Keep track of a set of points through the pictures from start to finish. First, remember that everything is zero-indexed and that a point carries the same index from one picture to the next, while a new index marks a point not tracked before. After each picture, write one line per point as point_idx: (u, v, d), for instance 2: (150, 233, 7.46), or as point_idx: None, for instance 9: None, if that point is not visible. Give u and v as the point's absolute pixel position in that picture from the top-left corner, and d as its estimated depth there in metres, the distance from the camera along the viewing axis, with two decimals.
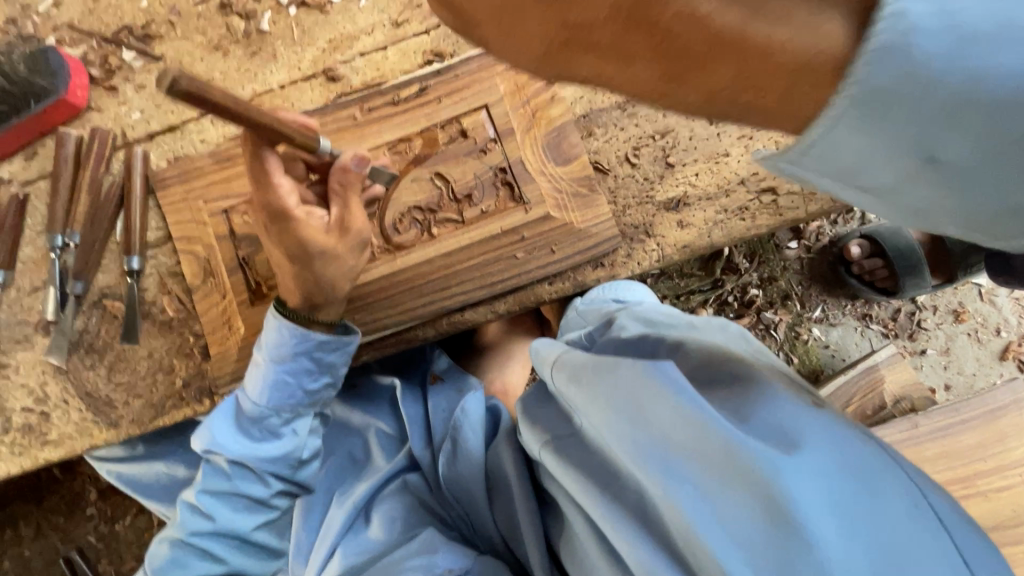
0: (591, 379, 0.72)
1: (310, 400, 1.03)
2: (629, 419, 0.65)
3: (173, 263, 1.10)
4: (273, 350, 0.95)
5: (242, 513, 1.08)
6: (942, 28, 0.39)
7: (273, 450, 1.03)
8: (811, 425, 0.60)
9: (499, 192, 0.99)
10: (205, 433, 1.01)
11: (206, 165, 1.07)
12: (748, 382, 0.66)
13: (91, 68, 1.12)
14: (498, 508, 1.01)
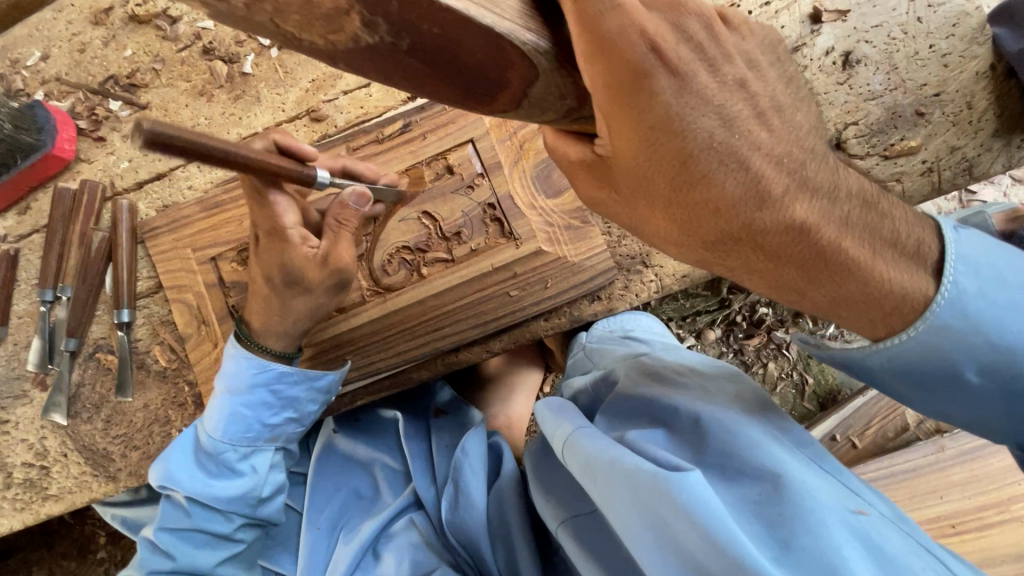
0: (605, 482, 0.61)
1: (270, 435, 0.96)
2: (656, 546, 0.55)
3: (166, 312, 1.10)
4: (229, 380, 0.92)
5: (200, 552, 0.93)
6: (978, 299, 0.58)
7: (231, 485, 0.93)
8: (862, 555, 0.49)
9: (488, 228, 0.96)
10: (160, 467, 0.94)
11: (194, 213, 1.05)
12: (784, 491, 0.55)
13: (80, 120, 1.12)
14: (501, 555, 0.96)
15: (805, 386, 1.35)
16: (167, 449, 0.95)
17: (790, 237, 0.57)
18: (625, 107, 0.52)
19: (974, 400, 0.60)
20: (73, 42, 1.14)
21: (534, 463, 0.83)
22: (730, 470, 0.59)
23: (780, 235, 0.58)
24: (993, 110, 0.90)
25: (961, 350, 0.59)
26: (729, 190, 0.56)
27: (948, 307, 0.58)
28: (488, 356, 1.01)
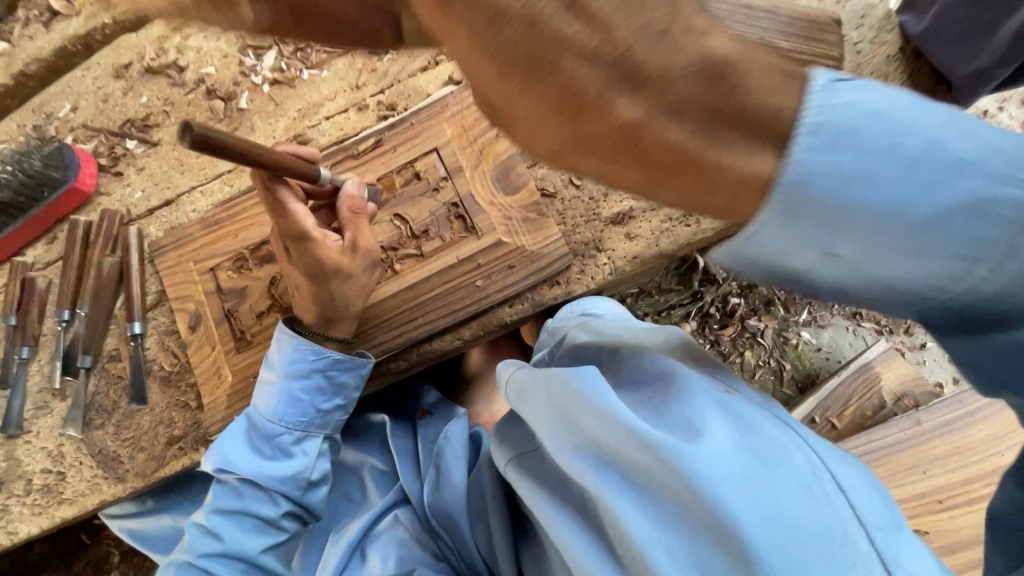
0: (529, 391, 0.71)
1: (320, 422, 1.03)
2: (562, 426, 0.64)
3: (171, 323, 1.21)
4: (287, 365, 0.99)
5: (249, 535, 0.98)
6: (832, 157, 0.40)
7: (288, 470, 1.00)
8: (717, 412, 0.57)
9: (453, 225, 1.06)
10: (217, 453, 1.00)
11: (196, 231, 1.18)
12: (671, 382, 0.63)
13: (101, 159, 1.29)
14: (478, 528, 0.99)
15: (783, 373, 1.38)
16: (222, 436, 1.02)
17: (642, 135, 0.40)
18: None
19: (868, 273, 0.45)
20: (98, 94, 1.32)
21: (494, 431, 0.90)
22: (635, 380, 0.68)
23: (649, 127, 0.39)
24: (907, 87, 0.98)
25: (840, 220, 0.42)
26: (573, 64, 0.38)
27: (804, 163, 0.40)
28: (461, 344, 1.08)
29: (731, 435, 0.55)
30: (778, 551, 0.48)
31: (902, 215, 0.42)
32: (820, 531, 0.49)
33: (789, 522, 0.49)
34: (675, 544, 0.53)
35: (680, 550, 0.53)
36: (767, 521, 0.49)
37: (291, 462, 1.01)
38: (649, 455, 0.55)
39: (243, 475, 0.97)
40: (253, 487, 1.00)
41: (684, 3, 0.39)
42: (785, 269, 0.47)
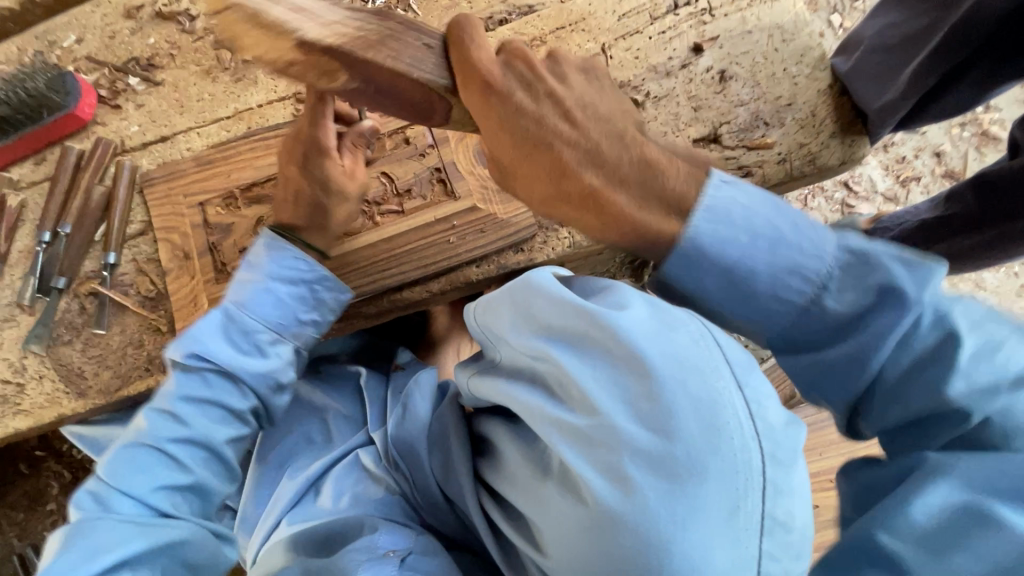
0: (490, 296, 0.79)
1: (295, 331, 1.10)
2: (515, 314, 0.72)
3: (152, 251, 1.26)
4: (274, 270, 1.07)
5: (216, 425, 1.02)
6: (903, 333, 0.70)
7: (261, 368, 1.06)
8: (640, 295, 0.66)
9: (434, 187, 1.17)
10: (193, 340, 1.03)
11: (189, 168, 1.25)
12: (605, 285, 0.72)
13: (100, 90, 1.34)
14: (436, 455, 1.07)
15: None
16: (197, 325, 1.04)
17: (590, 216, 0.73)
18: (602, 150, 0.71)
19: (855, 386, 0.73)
20: (105, 30, 1.37)
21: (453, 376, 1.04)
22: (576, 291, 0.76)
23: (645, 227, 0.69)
24: (831, 117, 1.16)
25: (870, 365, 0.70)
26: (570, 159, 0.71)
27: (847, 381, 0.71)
28: (430, 296, 1.19)
29: (649, 306, 0.63)
30: (678, 385, 0.56)
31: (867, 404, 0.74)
32: (718, 373, 0.57)
33: (686, 360, 0.57)
34: (598, 381, 0.60)
35: (602, 385, 0.59)
36: (671, 358, 0.57)
37: (265, 361, 1.07)
38: (581, 313, 0.63)
39: (219, 365, 1.02)
40: (219, 377, 1.04)
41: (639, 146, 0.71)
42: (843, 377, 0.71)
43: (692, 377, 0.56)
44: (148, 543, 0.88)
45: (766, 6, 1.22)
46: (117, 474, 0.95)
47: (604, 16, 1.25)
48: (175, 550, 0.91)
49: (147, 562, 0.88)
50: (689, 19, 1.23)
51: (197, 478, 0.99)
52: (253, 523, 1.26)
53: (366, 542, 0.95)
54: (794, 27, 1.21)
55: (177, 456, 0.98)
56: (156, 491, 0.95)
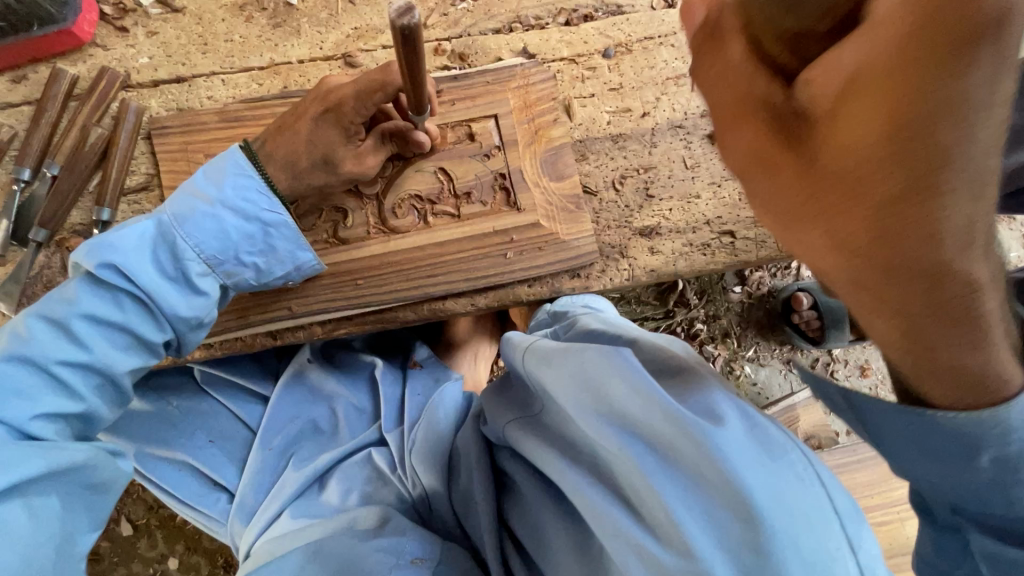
0: (559, 357, 0.73)
1: (233, 272, 0.94)
2: (588, 395, 0.66)
3: (157, 212, 1.09)
4: (226, 194, 0.92)
5: (122, 354, 0.89)
6: None
7: (180, 304, 0.90)
8: (734, 408, 0.62)
9: (495, 195, 1.07)
10: (97, 245, 0.87)
11: (211, 122, 1.07)
12: (689, 378, 0.67)
13: (104, 5, 1.12)
14: (455, 484, 1.07)
15: None
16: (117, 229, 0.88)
17: (923, 303, 0.47)
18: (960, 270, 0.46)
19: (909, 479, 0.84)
20: None
21: (493, 395, 0.96)
22: (653, 371, 0.71)
23: (983, 383, 0.52)
24: None
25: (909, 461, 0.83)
26: (926, 240, 0.45)
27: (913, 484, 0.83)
28: (471, 310, 1.11)
29: (746, 428, 0.60)
30: (791, 543, 0.52)
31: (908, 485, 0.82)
32: (824, 525, 0.55)
33: (794, 509, 0.54)
34: (692, 511, 0.56)
35: (696, 516, 0.56)
36: (778, 506, 0.53)
37: (182, 295, 0.91)
38: (676, 426, 0.59)
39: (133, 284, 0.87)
40: (137, 302, 0.89)
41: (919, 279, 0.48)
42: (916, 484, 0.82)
43: (800, 530, 0.53)
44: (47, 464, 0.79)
45: None
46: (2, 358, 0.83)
47: None
48: (75, 475, 0.83)
49: (47, 486, 0.80)
50: None
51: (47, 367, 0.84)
52: (249, 514, 1.12)
53: (391, 545, 0.96)
54: None
55: (63, 380, 0.85)
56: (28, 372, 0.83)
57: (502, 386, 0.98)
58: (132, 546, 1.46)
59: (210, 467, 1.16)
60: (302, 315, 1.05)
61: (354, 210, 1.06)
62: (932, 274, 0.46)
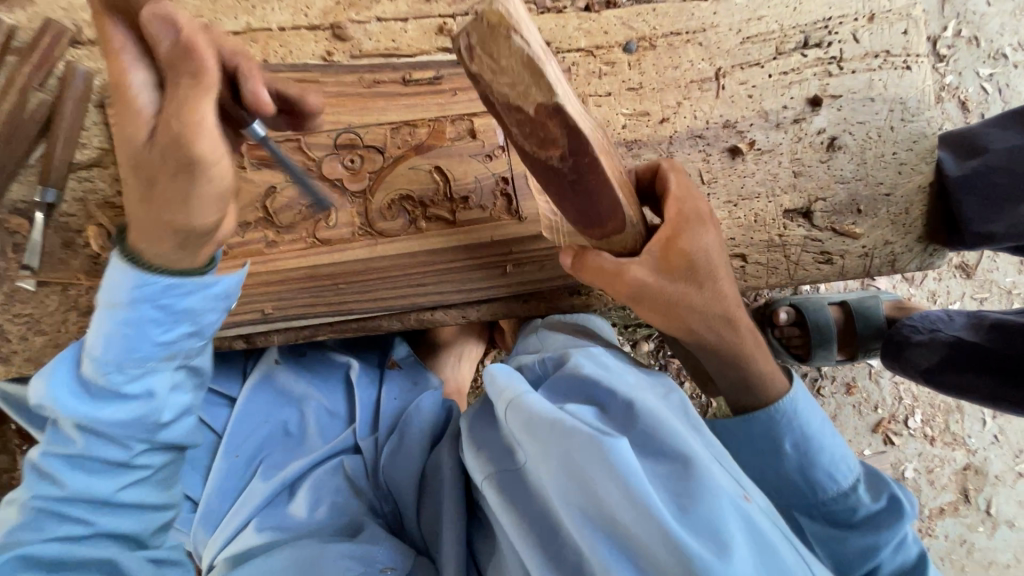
0: (543, 434, 0.64)
1: (165, 352, 0.78)
2: (578, 493, 0.60)
3: (112, 193, 0.96)
4: (110, 294, 0.73)
5: (108, 442, 0.79)
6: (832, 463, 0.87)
7: (111, 412, 0.78)
8: (738, 521, 0.56)
9: (497, 201, 0.97)
10: (39, 386, 0.78)
11: None
12: (691, 474, 0.59)
13: None
14: (426, 508, 1.01)
15: (706, 409, 1.53)
16: (48, 365, 0.78)
17: (716, 343, 0.86)
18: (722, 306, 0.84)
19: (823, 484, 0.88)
20: None
21: (467, 432, 0.81)
22: (648, 450, 0.63)
23: (757, 386, 0.89)
24: (920, 221, 1.08)
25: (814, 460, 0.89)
26: (721, 294, 0.84)
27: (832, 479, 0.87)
28: (462, 322, 1.03)
29: (750, 551, 0.55)
30: None
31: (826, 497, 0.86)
32: None
33: None
34: None
35: None
36: None
37: (125, 404, 0.79)
38: (677, 556, 0.53)
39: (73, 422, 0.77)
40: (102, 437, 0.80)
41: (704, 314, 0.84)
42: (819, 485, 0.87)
43: None
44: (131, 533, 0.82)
45: (895, 73, 1.09)
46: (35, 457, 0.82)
47: (727, 34, 1.06)
48: (102, 549, 0.80)
49: (101, 540, 0.81)
50: (815, 65, 1.07)
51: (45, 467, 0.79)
52: (213, 524, 1.06)
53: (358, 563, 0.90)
54: (917, 106, 1.09)
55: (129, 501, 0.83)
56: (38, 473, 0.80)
57: (478, 416, 0.83)
58: None
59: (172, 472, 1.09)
60: (277, 321, 0.95)
61: (338, 208, 0.95)
62: (716, 320, 0.84)
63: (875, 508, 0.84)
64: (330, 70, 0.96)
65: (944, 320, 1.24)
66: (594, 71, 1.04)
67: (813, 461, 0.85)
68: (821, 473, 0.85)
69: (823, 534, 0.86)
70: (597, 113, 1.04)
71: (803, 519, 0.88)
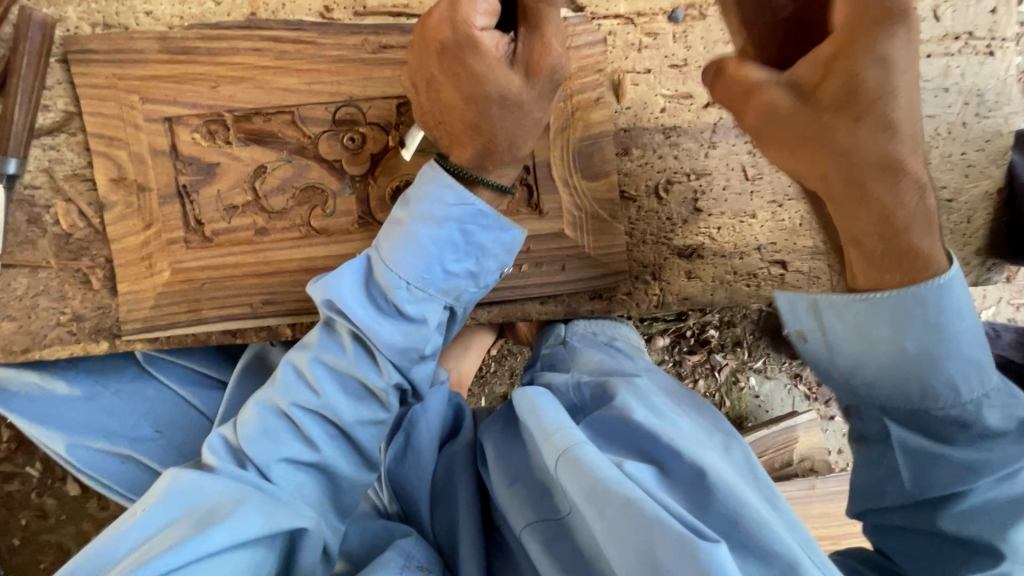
0: (619, 520, 0.58)
1: (369, 386, 0.75)
2: None
3: (81, 164, 0.85)
4: (287, 364, 0.76)
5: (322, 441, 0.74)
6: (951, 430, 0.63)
7: (347, 409, 0.75)
8: None
9: (515, 192, 0.89)
10: (217, 445, 0.74)
11: (150, 52, 0.81)
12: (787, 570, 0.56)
13: None
14: (441, 515, 0.86)
15: (720, 408, 1.46)
16: (244, 436, 0.73)
17: (873, 203, 0.60)
18: (886, 183, 0.60)
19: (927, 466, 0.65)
20: None
21: (505, 467, 0.78)
22: (728, 536, 0.60)
23: (915, 256, 0.61)
24: (986, 228, 0.98)
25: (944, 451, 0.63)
26: (863, 141, 0.59)
27: (924, 463, 0.65)
28: (472, 323, 0.93)
29: None
30: None
31: (945, 471, 0.64)
32: None
33: None
34: None
35: None
36: None
37: (327, 415, 0.74)
38: None
39: (262, 451, 0.72)
40: (284, 430, 0.74)
41: (870, 179, 0.60)
42: (923, 465, 0.65)
43: None
44: (267, 526, 0.66)
45: (974, 61, 0.96)
46: (242, 439, 0.73)
47: None
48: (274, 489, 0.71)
49: (205, 482, 0.69)
50: None
51: (326, 459, 0.75)
52: None
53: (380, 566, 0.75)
54: (995, 100, 0.96)
55: (280, 485, 0.72)
56: (277, 467, 0.72)
57: (514, 443, 0.81)
58: (81, 508, 1.33)
59: (160, 460, 0.99)
60: (268, 316, 0.85)
61: (336, 193, 0.85)
62: (869, 166, 0.60)
63: (997, 429, 0.62)
64: (328, 29, 0.82)
65: (988, 335, 1.04)
66: (634, 43, 0.91)
67: (944, 363, 0.61)
68: (950, 373, 0.61)
69: (910, 443, 0.65)
70: (633, 92, 0.92)
71: (889, 421, 0.66)
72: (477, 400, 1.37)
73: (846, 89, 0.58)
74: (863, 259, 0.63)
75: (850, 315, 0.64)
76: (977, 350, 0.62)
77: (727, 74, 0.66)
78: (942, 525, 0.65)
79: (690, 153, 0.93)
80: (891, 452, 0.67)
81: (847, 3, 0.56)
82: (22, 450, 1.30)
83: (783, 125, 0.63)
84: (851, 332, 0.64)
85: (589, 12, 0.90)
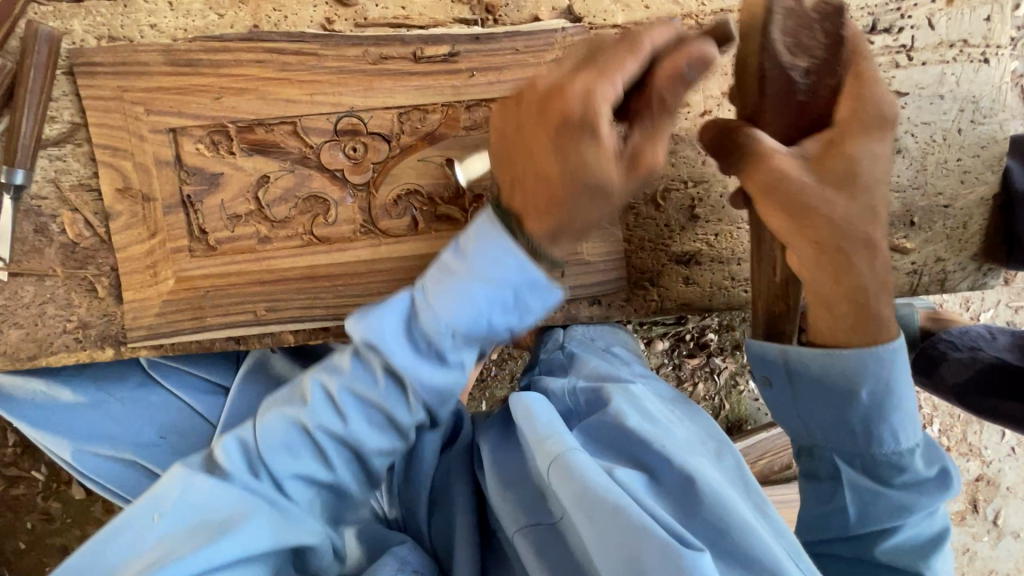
0: (604, 528, 0.59)
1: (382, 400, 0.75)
2: None
3: (87, 174, 0.87)
4: None
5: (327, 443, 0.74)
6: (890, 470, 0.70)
7: (358, 410, 0.75)
8: None
9: None
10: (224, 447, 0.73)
11: (154, 63, 0.83)
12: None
13: None
14: (438, 520, 0.87)
15: (720, 411, 1.46)
16: (256, 434, 0.73)
17: (854, 274, 0.65)
18: (863, 258, 0.65)
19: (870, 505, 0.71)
20: None
21: (500, 471, 0.79)
22: (716, 543, 0.61)
23: (876, 324, 0.67)
24: (981, 235, 0.99)
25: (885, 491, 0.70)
26: (849, 214, 0.63)
27: (869, 501, 0.71)
28: None
29: None
30: None
31: (886, 510, 0.70)
32: None
33: None
34: None
35: None
36: None
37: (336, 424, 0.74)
38: None
39: (272, 451, 0.72)
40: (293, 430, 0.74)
41: (854, 255, 0.65)
42: (869, 504, 0.71)
43: None
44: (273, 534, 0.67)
45: (969, 68, 0.97)
46: (257, 437, 0.73)
47: None
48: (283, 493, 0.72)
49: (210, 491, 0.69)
50: (882, 54, 0.96)
51: (335, 456, 0.75)
52: None
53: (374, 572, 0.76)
54: (990, 107, 0.97)
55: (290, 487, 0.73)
56: (288, 464, 0.73)
57: (509, 447, 0.82)
58: (86, 511, 1.35)
59: (164, 466, 1.00)
60: (271, 323, 0.86)
61: (337, 202, 0.86)
62: (852, 238, 0.64)
63: (925, 475, 0.70)
64: (330, 40, 0.84)
65: (984, 338, 1.04)
66: None
67: (892, 413, 0.69)
68: (894, 422, 0.69)
69: (857, 480, 0.72)
70: None
71: (839, 460, 0.73)
72: (478, 404, 1.38)
73: (838, 171, 0.63)
74: (830, 325, 0.69)
75: (818, 364, 0.69)
76: (912, 405, 0.70)
77: (733, 131, 0.65)
78: (879, 556, 0.70)
79: (688, 161, 0.94)
80: (839, 489, 0.73)
81: (851, 101, 0.63)
82: (27, 455, 1.31)
83: (783, 194, 0.63)
84: (817, 372, 0.70)
85: (588, 22, 0.91)
